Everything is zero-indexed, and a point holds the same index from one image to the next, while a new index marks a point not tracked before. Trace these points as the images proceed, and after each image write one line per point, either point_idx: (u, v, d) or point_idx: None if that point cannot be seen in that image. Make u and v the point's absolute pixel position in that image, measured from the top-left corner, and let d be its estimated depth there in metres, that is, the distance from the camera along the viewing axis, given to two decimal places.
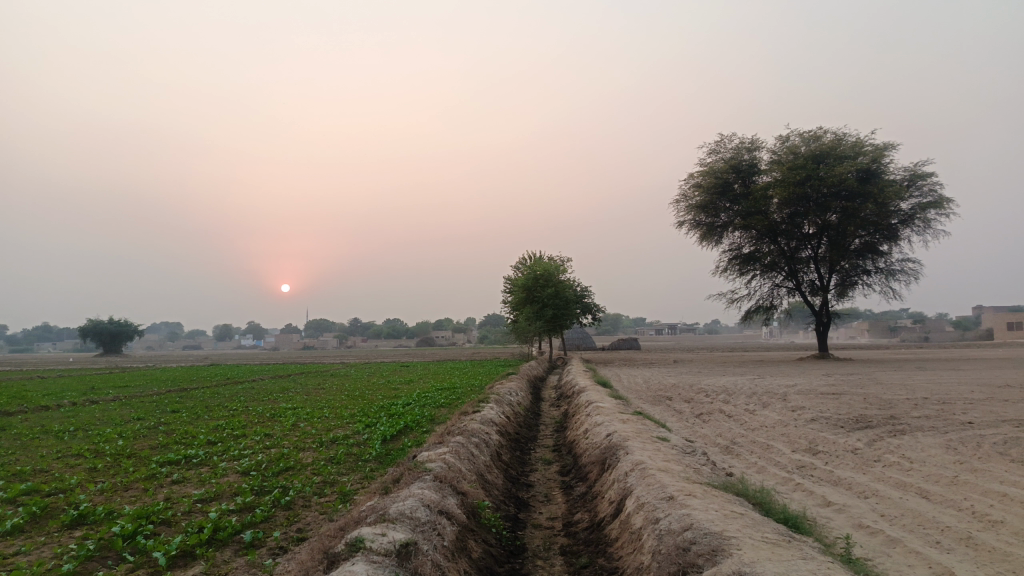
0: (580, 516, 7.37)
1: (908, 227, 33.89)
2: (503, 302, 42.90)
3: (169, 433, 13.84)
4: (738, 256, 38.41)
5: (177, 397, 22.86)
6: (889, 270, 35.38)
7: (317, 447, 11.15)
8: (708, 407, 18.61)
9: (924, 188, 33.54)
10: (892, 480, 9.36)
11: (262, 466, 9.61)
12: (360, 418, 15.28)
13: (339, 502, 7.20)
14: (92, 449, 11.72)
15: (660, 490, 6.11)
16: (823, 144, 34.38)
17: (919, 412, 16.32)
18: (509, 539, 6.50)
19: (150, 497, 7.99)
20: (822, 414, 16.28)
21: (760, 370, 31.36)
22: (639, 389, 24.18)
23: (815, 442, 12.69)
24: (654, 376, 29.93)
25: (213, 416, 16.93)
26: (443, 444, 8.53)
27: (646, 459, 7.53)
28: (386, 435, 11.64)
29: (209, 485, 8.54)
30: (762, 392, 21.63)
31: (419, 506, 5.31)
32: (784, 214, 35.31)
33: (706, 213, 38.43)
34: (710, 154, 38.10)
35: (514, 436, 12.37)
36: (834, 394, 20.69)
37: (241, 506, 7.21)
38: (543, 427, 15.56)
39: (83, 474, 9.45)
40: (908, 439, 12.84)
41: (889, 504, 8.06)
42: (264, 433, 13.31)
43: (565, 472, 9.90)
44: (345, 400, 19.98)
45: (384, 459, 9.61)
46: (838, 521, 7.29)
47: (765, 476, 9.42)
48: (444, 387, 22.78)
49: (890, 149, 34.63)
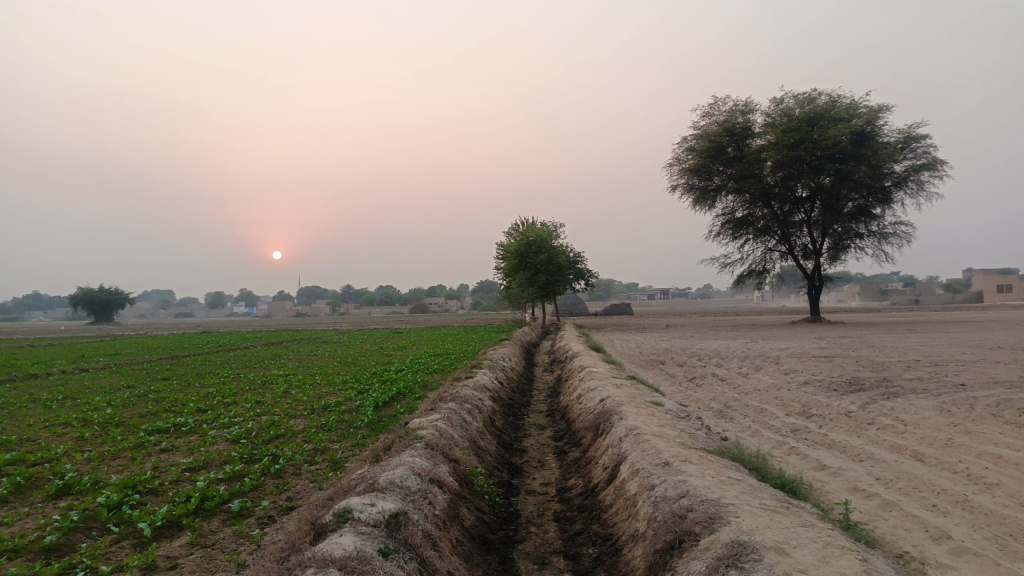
0: (574, 482, 7.29)
1: (901, 190, 33.71)
2: (496, 268, 42.70)
3: (158, 401, 13.69)
4: (731, 220, 38.24)
5: (168, 365, 22.70)
6: (882, 234, 35.29)
7: (308, 414, 11.04)
8: (701, 371, 18.60)
9: (918, 150, 33.29)
10: (887, 443, 9.32)
11: (252, 434, 9.48)
12: (352, 384, 15.19)
13: (329, 470, 7.09)
14: (80, 418, 11.57)
15: (656, 455, 6.01)
16: (817, 107, 33.98)
17: (911, 375, 16.33)
18: (502, 506, 6.42)
19: (138, 465, 7.88)
20: (816, 377, 16.27)
21: (752, 333, 31.44)
22: (632, 353, 24.18)
23: (809, 405, 12.67)
24: (646, 341, 29.93)
25: (204, 384, 16.77)
26: (434, 411, 8.41)
27: (641, 424, 7.43)
28: (378, 401, 11.55)
29: (197, 454, 8.41)
30: (755, 356, 21.66)
31: (409, 475, 5.18)
32: (777, 177, 35.07)
33: (700, 177, 38.13)
34: (704, 117, 37.66)
35: (507, 402, 12.29)
36: (826, 357, 20.72)
37: (229, 475, 7.09)
38: (537, 392, 15.51)
39: (70, 444, 9.29)
40: (901, 402, 12.82)
41: (883, 467, 8.02)
42: (254, 401, 13.17)
43: (559, 438, 9.82)
44: (338, 367, 19.89)
45: (377, 426, 9.53)
46: (833, 485, 7.24)
47: (759, 439, 9.37)
48: (437, 353, 22.70)
49: (885, 111, 34.29)
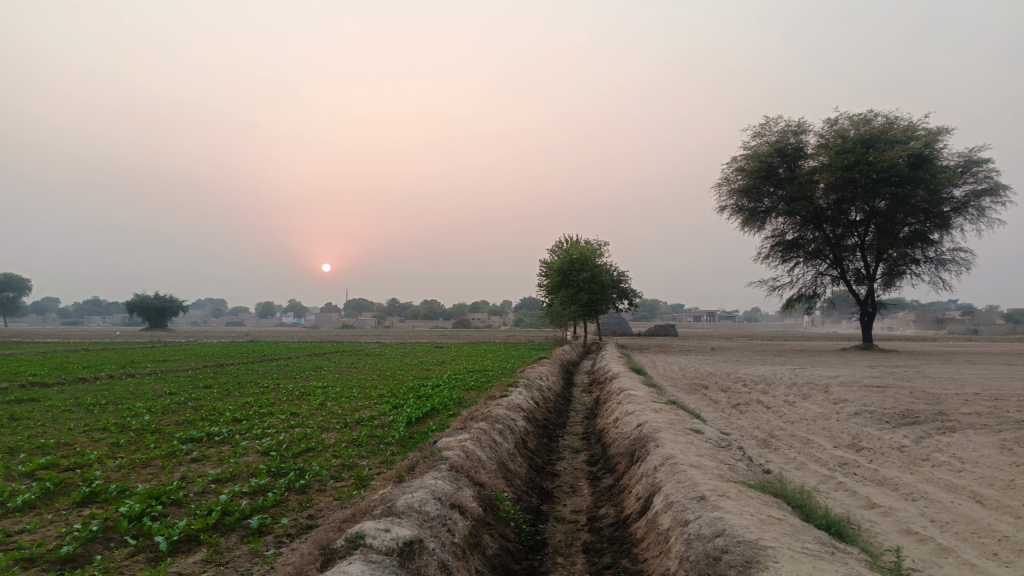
0: (605, 511, 6.99)
1: (961, 215, 32.50)
2: (539, 286, 42.45)
3: (197, 409, 13.78)
4: (781, 242, 37.37)
5: (211, 373, 22.95)
6: (939, 260, 34.04)
7: (341, 428, 10.93)
8: (746, 397, 18.01)
9: (979, 175, 32.05)
10: (942, 482, 8.77)
11: (283, 446, 9.40)
12: (388, 399, 15.06)
13: (354, 488, 6.92)
14: (119, 423, 11.68)
15: (691, 488, 5.68)
16: (873, 128, 33.05)
17: (969, 409, 15.49)
18: (529, 533, 6.17)
19: (166, 475, 7.85)
20: (867, 408, 15.58)
21: (801, 360, 30.49)
22: (675, 376, 23.62)
23: (858, 437, 12.10)
24: (690, 364, 29.24)
25: (243, 393, 16.84)
26: (464, 430, 8.20)
27: (677, 453, 7.09)
28: (411, 417, 11.42)
29: (226, 465, 8.36)
30: (802, 383, 20.93)
31: (429, 499, 4.98)
32: (830, 200, 34.17)
33: (749, 198, 37.38)
34: (755, 138, 37.00)
35: (542, 423, 12.02)
36: (879, 387, 19.90)
37: (254, 489, 6.98)
38: (574, 414, 15.20)
39: (105, 449, 9.37)
40: (959, 437, 12.15)
41: (939, 508, 7.52)
42: (290, 412, 13.16)
43: (593, 462, 9.52)
44: (375, 380, 19.82)
45: (407, 443, 9.39)
46: (883, 526, 6.79)
47: (804, 472, 8.93)
48: (475, 369, 22.54)
49: (945, 133, 33.16)
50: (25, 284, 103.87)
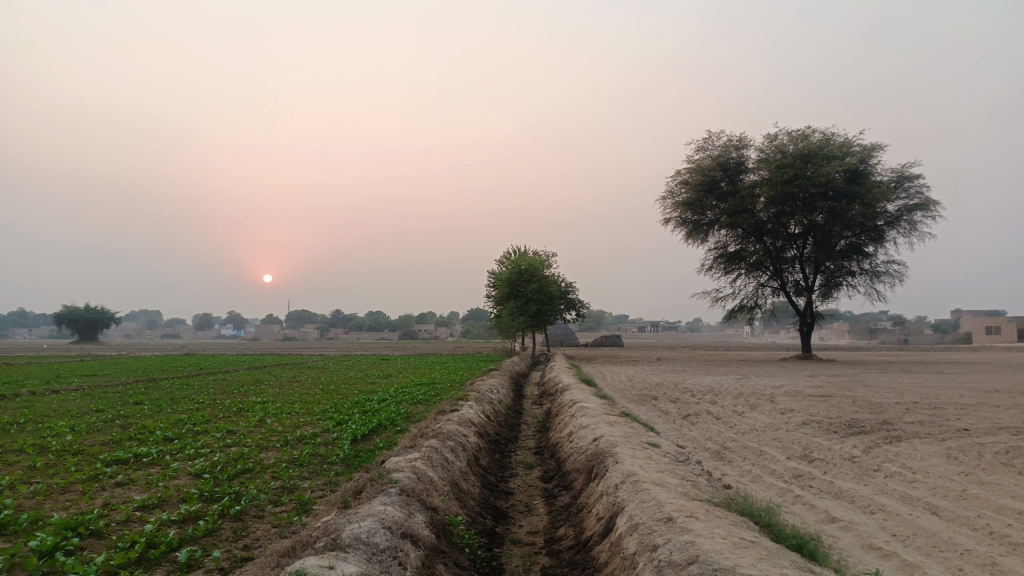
0: (564, 532, 6.66)
1: (894, 229, 33.51)
2: (487, 297, 42.08)
3: (125, 427, 12.94)
4: (724, 254, 37.93)
5: (143, 388, 21.81)
6: (874, 272, 35.03)
7: (282, 447, 10.35)
8: (695, 408, 17.96)
9: (911, 190, 33.14)
10: (898, 493, 8.71)
11: (217, 468, 8.79)
12: (332, 414, 14.46)
13: (295, 514, 6.43)
14: (37, 444, 10.84)
15: (657, 509, 5.38)
16: (811, 144, 33.90)
17: (911, 417, 15.74)
18: (484, 559, 5.79)
19: (86, 501, 7.19)
20: (814, 418, 15.67)
21: (745, 370, 30.86)
22: (624, 387, 23.54)
23: (810, 448, 12.09)
24: (638, 374, 29.25)
25: (176, 410, 15.98)
26: (413, 448, 7.76)
27: (638, 470, 6.82)
28: (356, 434, 10.91)
29: (154, 489, 7.73)
30: (748, 393, 21.07)
31: (378, 529, 4.56)
32: (770, 213, 34.84)
33: (693, 210, 37.87)
34: (698, 151, 37.54)
35: (494, 438, 11.64)
36: (823, 396, 20.14)
37: (184, 516, 6.40)
38: (525, 427, 14.86)
39: (18, 474, 8.57)
40: (906, 447, 12.24)
41: (898, 521, 7.42)
42: (226, 429, 12.47)
43: (547, 479, 9.20)
44: (319, 395, 19.11)
45: (352, 462, 8.91)
46: (846, 542, 6.64)
47: (760, 486, 8.78)
48: (423, 382, 22.02)
49: (878, 149, 34.24)
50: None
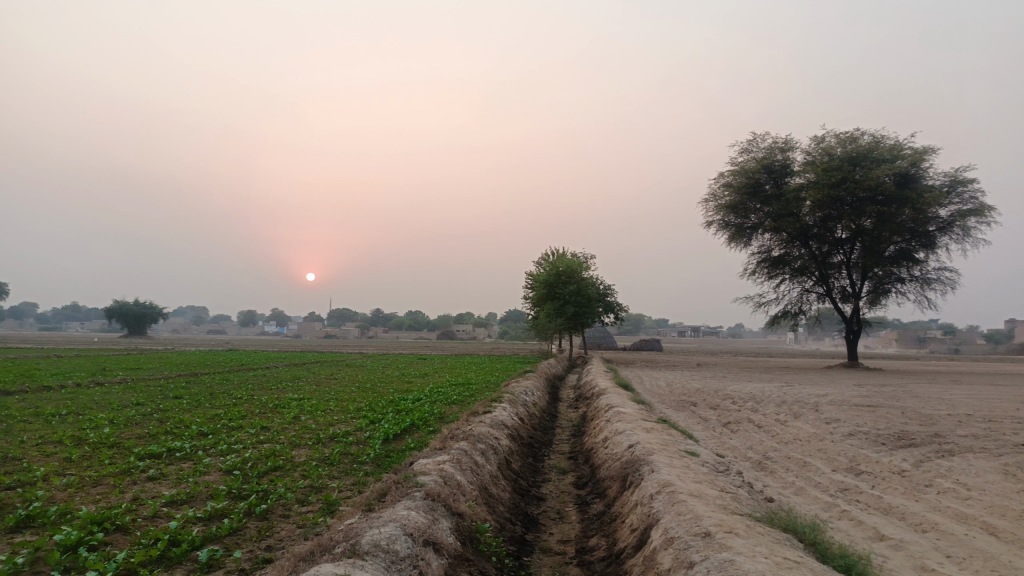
0: (596, 542, 6.42)
1: (946, 234, 32.33)
2: (525, 298, 41.89)
3: (162, 421, 13.05)
4: (767, 259, 37.12)
5: (185, 383, 22.08)
6: (924, 279, 33.87)
7: (313, 445, 10.28)
8: (736, 415, 17.49)
9: (965, 195, 31.92)
10: (951, 511, 8.25)
11: (248, 464, 8.73)
12: (366, 413, 14.42)
13: (320, 515, 6.31)
14: (76, 435, 10.96)
15: (694, 522, 5.10)
16: (860, 147, 32.91)
17: (964, 431, 15.05)
18: (512, 568, 5.59)
19: (116, 495, 7.18)
20: (861, 429, 15.10)
21: (787, 377, 30.10)
22: (662, 392, 23.10)
23: (856, 460, 11.61)
24: (677, 380, 28.71)
25: (214, 404, 16.12)
26: (443, 451, 7.59)
27: (675, 479, 6.52)
28: (388, 434, 10.82)
29: (184, 485, 7.69)
30: (791, 401, 20.48)
31: (399, 536, 4.38)
32: (816, 217, 33.96)
33: (736, 214, 37.12)
34: (742, 153, 36.79)
35: (527, 441, 11.43)
36: (870, 406, 19.45)
37: (209, 513, 6.32)
38: (559, 431, 14.61)
39: (54, 465, 8.62)
40: (959, 462, 11.66)
41: (952, 542, 6.98)
42: (261, 425, 12.50)
43: (581, 485, 8.94)
44: (354, 392, 19.14)
45: (382, 463, 8.79)
46: (895, 561, 6.26)
47: (804, 499, 8.39)
48: (458, 382, 21.90)
49: (930, 152, 33.08)
50: (2, 288, 101.43)
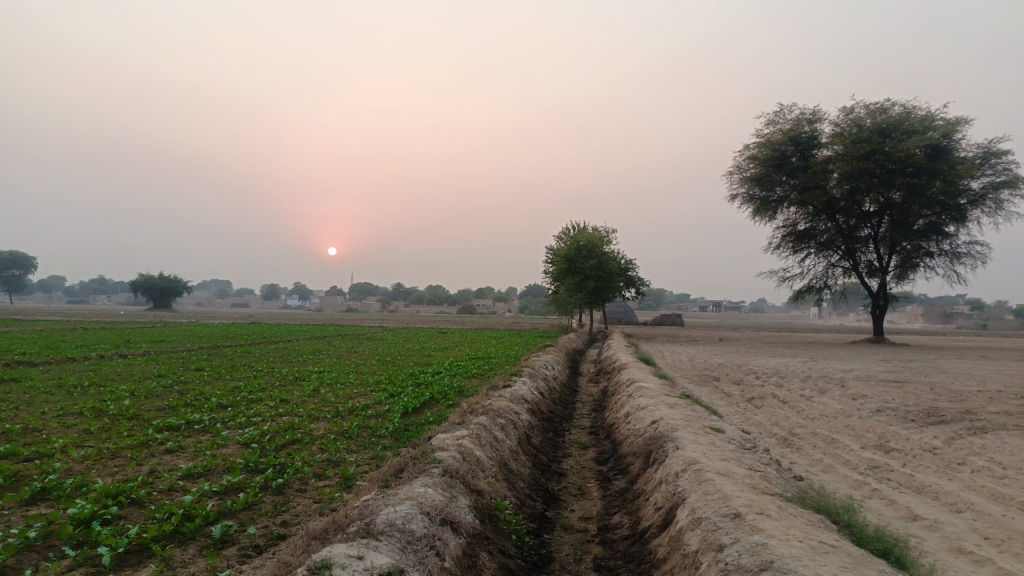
0: (618, 520, 6.24)
1: (978, 208, 31.47)
2: (545, 272, 41.62)
3: (182, 393, 13.05)
4: (792, 232, 36.44)
5: (206, 355, 22.21)
6: (954, 253, 33.07)
7: (333, 418, 10.19)
8: (761, 391, 17.19)
9: (998, 167, 30.97)
10: (987, 491, 7.97)
11: (266, 437, 8.64)
12: (385, 386, 14.34)
13: (337, 490, 6.19)
14: (96, 407, 10.97)
15: (722, 502, 4.89)
16: (890, 117, 31.99)
17: (996, 408, 14.64)
18: (533, 547, 5.42)
19: (134, 468, 7.11)
20: (889, 405, 14.75)
21: (812, 352, 29.65)
22: (684, 367, 22.84)
23: (885, 437, 11.31)
24: (699, 354, 28.42)
25: (234, 377, 16.13)
26: (462, 426, 7.41)
27: (701, 457, 6.30)
28: (407, 407, 10.70)
29: (201, 458, 7.61)
30: (816, 377, 20.15)
31: (415, 515, 4.23)
32: (843, 190, 33.23)
33: (761, 186, 36.39)
34: (768, 125, 35.99)
35: (548, 416, 11.26)
36: (897, 383, 19.06)
37: (225, 487, 6.23)
38: (581, 406, 14.44)
39: (73, 437, 8.59)
40: (992, 439, 11.33)
41: (989, 522, 6.72)
42: (280, 398, 12.44)
43: (602, 461, 8.76)
44: (374, 366, 19.09)
45: (401, 436, 8.67)
46: (931, 543, 6.02)
47: (833, 478, 8.16)
48: (478, 356, 21.80)
49: (963, 123, 32.09)
50: (31, 261, 103.17)
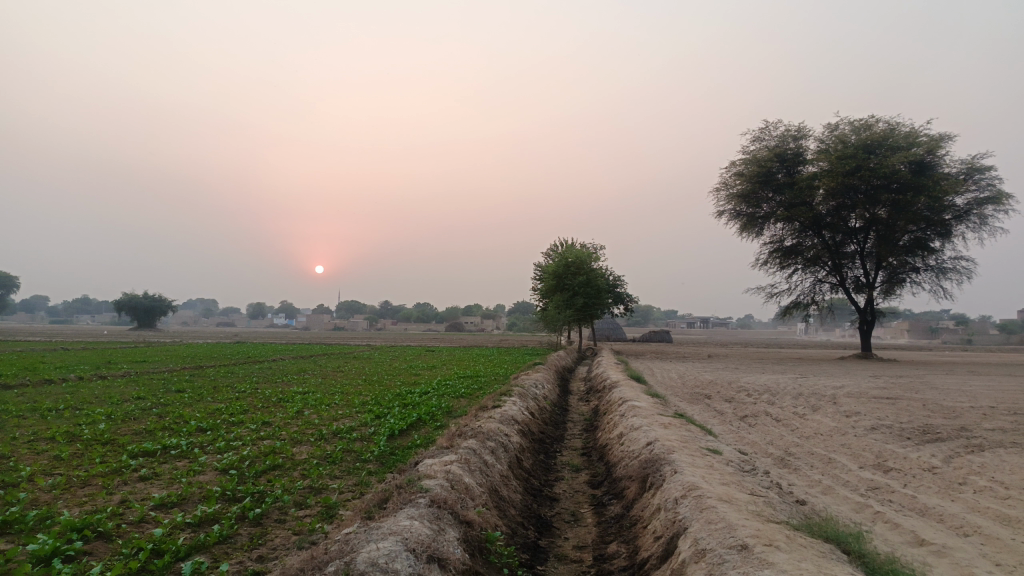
0: (615, 549, 5.94)
1: (963, 223, 31.58)
2: (534, 289, 41.36)
3: (161, 416, 12.61)
4: (779, 248, 36.41)
5: (188, 376, 21.69)
6: (940, 269, 33.12)
7: (316, 441, 9.84)
8: (753, 409, 16.93)
9: (982, 182, 31.12)
10: (992, 512, 7.73)
11: (246, 463, 8.28)
12: (371, 407, 13.96)
13: (318, 521, 5.86)
14: (69, 432, 10.53)
15: (727, 531, 4.62)
16: (874, 134, 32.13)
17: (991, 424, 14.44)
18: None
19: (103, 497, 6.74)
20: (884, 423, 14.52)
21: (802, 368, 29.49)
22: (674, 385, 22.54)
23: (883, 456, 11.07)
24: (689, 371, 28.14)
25: (215, 398, 15.69)
26: (450, 450, 7.08)
27: (701, 481, 6.04)
28: (393, 430, 10.34)
29: (176, 486, 7.24)
30: (808, 393, 19.91)
31: (400, 553, 3.93)
32: (829, 206, 33.30)
33: (748, 203, 36.41)
34: (754, 142, 36.09)
35: (538, 436, 10.94)
36: (890, 399, 18.86)
37: (199, 518, 5.88)
38: (571, 426, 14.09)
39: (41, 464, 8.19)
40: (991, 458, 11.11)
41: (999, 547, 6.47)
42: (262, 421, 12.04)
43: (596, 484, 8.47)
44: (361, 386, 18.70)
45: (387, 461, 8.34)
46: (941, 570, 5.77)
47: (834, 500, 7.90)
48: (466, 375, 21.41)
49: (945, 139, 32.30)
50: (14, 281, 101.65)
